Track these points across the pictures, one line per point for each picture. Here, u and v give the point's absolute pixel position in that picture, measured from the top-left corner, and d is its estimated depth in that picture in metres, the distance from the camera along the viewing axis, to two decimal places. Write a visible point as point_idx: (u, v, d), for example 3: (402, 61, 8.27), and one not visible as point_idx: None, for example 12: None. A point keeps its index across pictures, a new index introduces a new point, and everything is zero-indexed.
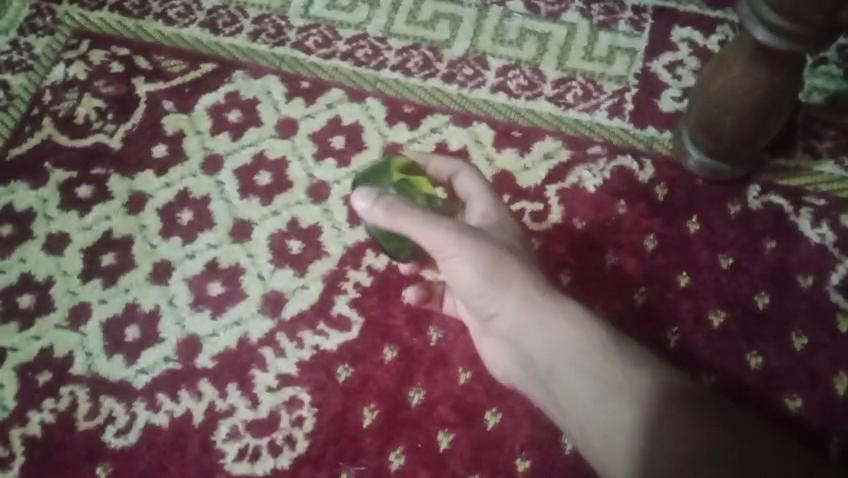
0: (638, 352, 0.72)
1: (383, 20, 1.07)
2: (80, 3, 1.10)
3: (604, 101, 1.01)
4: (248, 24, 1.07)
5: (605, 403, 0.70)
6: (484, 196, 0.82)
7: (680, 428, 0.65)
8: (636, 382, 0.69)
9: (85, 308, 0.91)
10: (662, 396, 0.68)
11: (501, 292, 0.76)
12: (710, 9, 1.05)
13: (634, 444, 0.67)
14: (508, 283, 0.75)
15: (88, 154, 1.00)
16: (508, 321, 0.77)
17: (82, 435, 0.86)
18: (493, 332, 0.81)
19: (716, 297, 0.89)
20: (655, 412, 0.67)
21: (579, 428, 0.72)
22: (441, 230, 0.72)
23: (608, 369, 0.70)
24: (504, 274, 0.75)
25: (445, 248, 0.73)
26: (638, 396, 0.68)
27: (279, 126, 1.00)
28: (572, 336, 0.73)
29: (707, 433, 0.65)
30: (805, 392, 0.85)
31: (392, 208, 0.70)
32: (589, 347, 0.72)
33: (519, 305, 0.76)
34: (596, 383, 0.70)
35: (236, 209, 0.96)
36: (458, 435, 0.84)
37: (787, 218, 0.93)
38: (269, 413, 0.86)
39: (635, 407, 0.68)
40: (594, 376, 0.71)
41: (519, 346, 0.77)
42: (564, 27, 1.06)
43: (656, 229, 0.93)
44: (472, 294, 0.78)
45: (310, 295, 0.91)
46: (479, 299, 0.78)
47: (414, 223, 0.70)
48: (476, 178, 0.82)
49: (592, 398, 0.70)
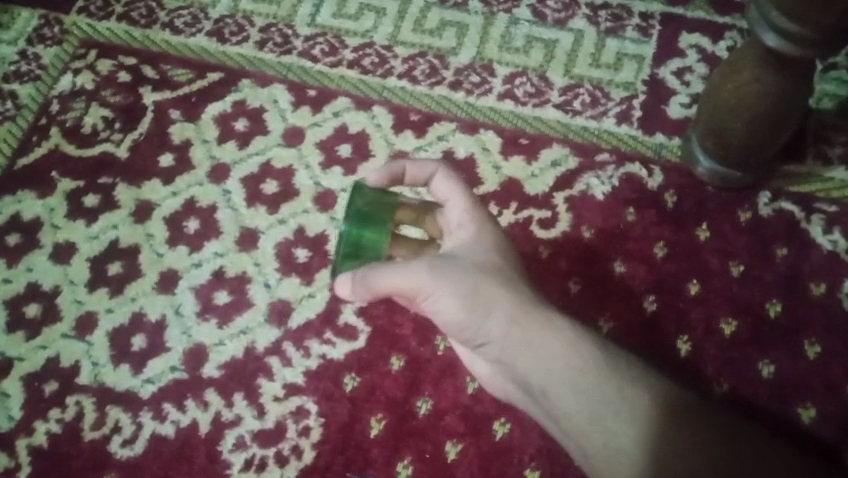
0: (630, 365, 0.72)
1: (390, 28, 1.07)
2: (87, 13, 1.10)
3: (612, 108, 1.00)
4: (255, 33, 1.08)
5: (604, 422, 0.70)
6: (465, 197, 0.77)
7: (680, 444, 0.67)
8: (632, 397, 0.70)
9: (92, 318, 0.91)
10: (659, 409, 0.69)
11: (488, 317, 0.74)
12: (718, 16, 1.05)
13: (637, 463, 0.67)
14: (492, 308, 0.73)
15: (96, 163, 1.00)
16: (496, 345, 0.75)
17: (89, 445, 0.85)
18: (484, 356, 0.79)
19: (727, 305, 0.88)
20: (654, 426, 0.68)
21: (579, 450, 0.72)
22: (415, 276, 0.71)
23: (604, 387, 0.71)
24: (490, 299, 0.73)
25: (420, 289, 0.72)
26: (635, 413, 0.69)
27: (286, 134, 1.00)
28: (565, 356, 0.72)
29: (706, 446, 0.67)
30: (819, 401, 0.83)
31: (374, 272, 0.71)
32: (582, 364, 0.72)
33: (507, 327, 0.74)
34: (594, 402, 0.70)
35: (242, 218, 0.96)
36: (466, 446, 0.83)
37: (798, 225, 0.92)
38: (276, 423, 0.85)
39: (634, 422, 0.69)
40: (589, 393, 0.71)
41: (512, 368, 0.76)
42: (571, 34, 1.05)
43: (665, 236, 0.92)
44: (457, 323, 0.75)
45: (317, 304, 0.90)
46: (465, 329, 0.76)
47: (385, 277, 0.71)
48: (453, 180, 0.77)
49: (590, 419, 0.70)
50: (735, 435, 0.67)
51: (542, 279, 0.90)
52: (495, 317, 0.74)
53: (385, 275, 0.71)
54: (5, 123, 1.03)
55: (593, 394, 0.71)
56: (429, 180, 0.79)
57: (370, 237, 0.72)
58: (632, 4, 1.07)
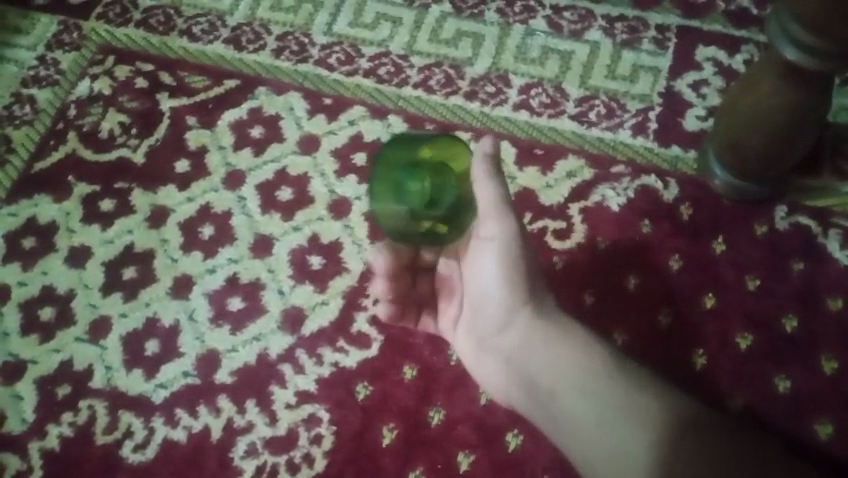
0: (639, 374, 0.73)
1: (406, 38, 1.08)
2: (106, 19, 1.11)
3: (627, 119, 1.00)
4: (272, 41, 1.08)
5: (612, 425, 0.70)
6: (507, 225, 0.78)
7: (688, 451, 0.66)
8: (640, 402, 0.70)
9: (106, 322, 0.92)
10: (669, 414, 0.69)
11: (516, 307, 0.75)
12: (735, 29, 1.05)
13: (641, 469, 0.67)
14: (523, 300, 0.75)
15: (112, 167, 1.00)
16: (518, 337, 0.76)
17: (101, 449, 0.85)
18: (493, 351, 0.79)
19: (742, 319, 0.88)
20: (662, 430, 0.68)
21: (581, 453, 0.71)
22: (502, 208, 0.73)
23: (613, 390, 0.71)
24: (528, 287, 0.75)
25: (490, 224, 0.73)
26: (642, 419, 0.69)
27: (302, 142, 1.01)
28: (581, 360, 0.73)
29: (714, 452, 0.66)
30: (835, 416, 0.83)
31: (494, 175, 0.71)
32: (594, 369, 0.73)
33: (530, 322, 0.75)
34: (602, 407, 0.71)
35: (257, 225, 0.96)
36: (478, 456, 0.83)
37: (815, 240, 0.91)
38: (288, 430, 0.85)
39: (644, 426, 0.68)
40: (598, 397, 0.71)
41: (527, 365, 0.76)
42: (587, 45, 1.06)
43: (681, 249, 0.91)
44: (485, 303, 0.77)
45: (330, 312, 0.90)
46: (490, 311, 0.77)
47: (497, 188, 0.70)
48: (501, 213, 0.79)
49: (597, 420, 0.71)
50: (741, 439, 0.67)
51: (557, 291, 0.90)
52: (523, 310, 0.75)
53: (500, 179, 0.70)
54: (23, 127, 1.04)
55: (601, 399, 0.71)
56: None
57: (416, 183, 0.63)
58: (648, 16, 1.07)
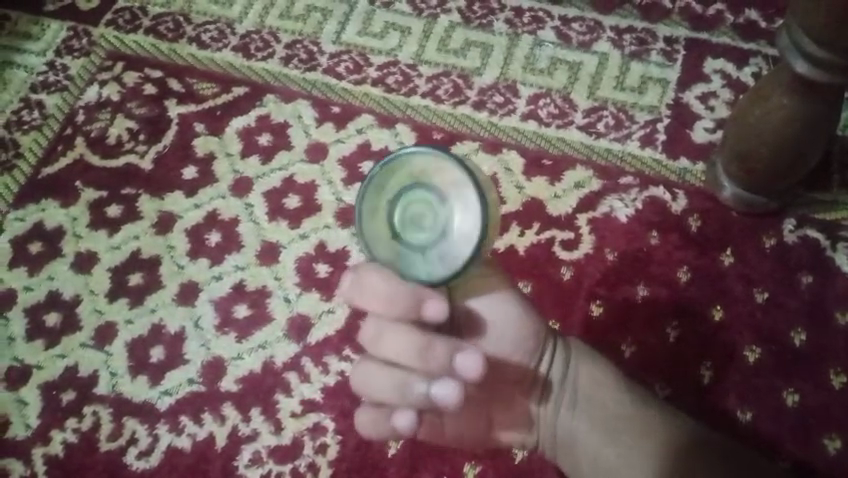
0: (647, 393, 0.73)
1: (414, 48, 1.08)
2: (116, 26, 1.12)
3: (636, 130, 1.00)
4: (281, 49, 1.09)
5: (618, 436, 0.69)
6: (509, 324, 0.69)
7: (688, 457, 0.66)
8: (641, 413, 0.70)
9: (111, 328, 0.91)
10: (668, 429, 0.69)
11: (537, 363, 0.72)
12: (743, 42, 1.05)
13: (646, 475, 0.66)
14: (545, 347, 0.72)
15: (120, 173, 1.01)
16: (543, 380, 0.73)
17: (105, 457, 0.85)
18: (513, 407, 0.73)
19: (752, 332, 0.87)
20: (662, 440, 0.68)
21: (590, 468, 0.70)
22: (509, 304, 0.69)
23: (620, 407, 0.71)
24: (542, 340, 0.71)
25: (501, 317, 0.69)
26: (647, 430, 0.69)
27: (309, 150, 1.01)
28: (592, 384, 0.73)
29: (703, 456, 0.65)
30: (844, 430, 0.82)
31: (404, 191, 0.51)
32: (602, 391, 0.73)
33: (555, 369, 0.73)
34: (610, 424, 0.70)
35: (264, 231, 0.96)
36: (485, 467, 0.82)
37: (824, 253, 0.91)
38: (293, 439, 0.85)
39: (648, 437, 0.68)
40: (607, 414, 0.71)
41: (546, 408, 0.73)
42: (595, 56, 1.06)
43: (689, 260, 0.91)
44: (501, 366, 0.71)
45: (336, 320, 0.90)
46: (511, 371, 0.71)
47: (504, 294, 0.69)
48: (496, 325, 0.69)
49: (602, 434, 0.70)
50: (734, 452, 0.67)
51: (564, 302, 0.90)
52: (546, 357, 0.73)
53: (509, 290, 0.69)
54: (31, 132, 1.04)
55: (608, 418, 0.71)
56: (412, 308, 0.55)
57: (420, 214, 0.51)
58: (656, 29, 1.07)
